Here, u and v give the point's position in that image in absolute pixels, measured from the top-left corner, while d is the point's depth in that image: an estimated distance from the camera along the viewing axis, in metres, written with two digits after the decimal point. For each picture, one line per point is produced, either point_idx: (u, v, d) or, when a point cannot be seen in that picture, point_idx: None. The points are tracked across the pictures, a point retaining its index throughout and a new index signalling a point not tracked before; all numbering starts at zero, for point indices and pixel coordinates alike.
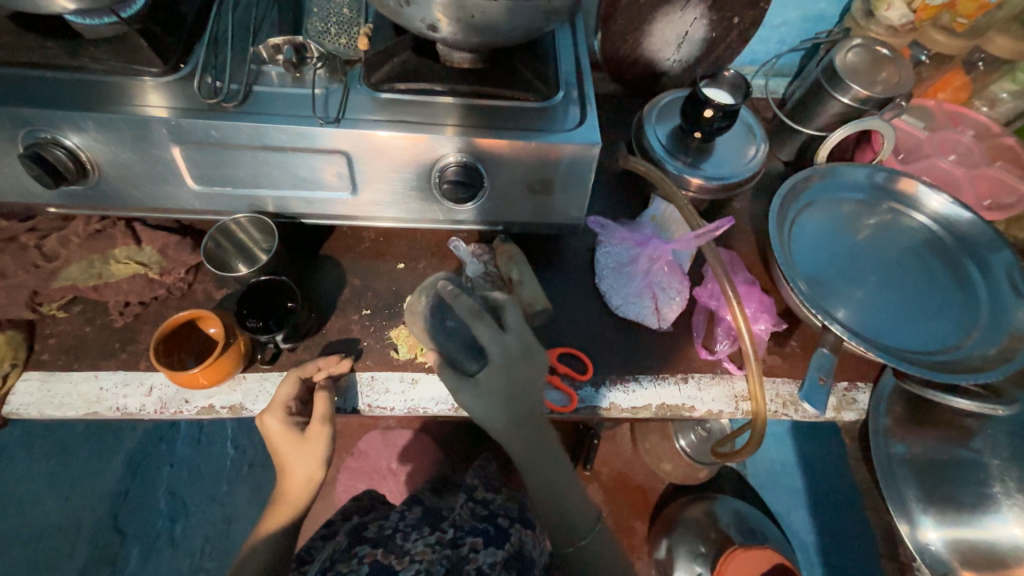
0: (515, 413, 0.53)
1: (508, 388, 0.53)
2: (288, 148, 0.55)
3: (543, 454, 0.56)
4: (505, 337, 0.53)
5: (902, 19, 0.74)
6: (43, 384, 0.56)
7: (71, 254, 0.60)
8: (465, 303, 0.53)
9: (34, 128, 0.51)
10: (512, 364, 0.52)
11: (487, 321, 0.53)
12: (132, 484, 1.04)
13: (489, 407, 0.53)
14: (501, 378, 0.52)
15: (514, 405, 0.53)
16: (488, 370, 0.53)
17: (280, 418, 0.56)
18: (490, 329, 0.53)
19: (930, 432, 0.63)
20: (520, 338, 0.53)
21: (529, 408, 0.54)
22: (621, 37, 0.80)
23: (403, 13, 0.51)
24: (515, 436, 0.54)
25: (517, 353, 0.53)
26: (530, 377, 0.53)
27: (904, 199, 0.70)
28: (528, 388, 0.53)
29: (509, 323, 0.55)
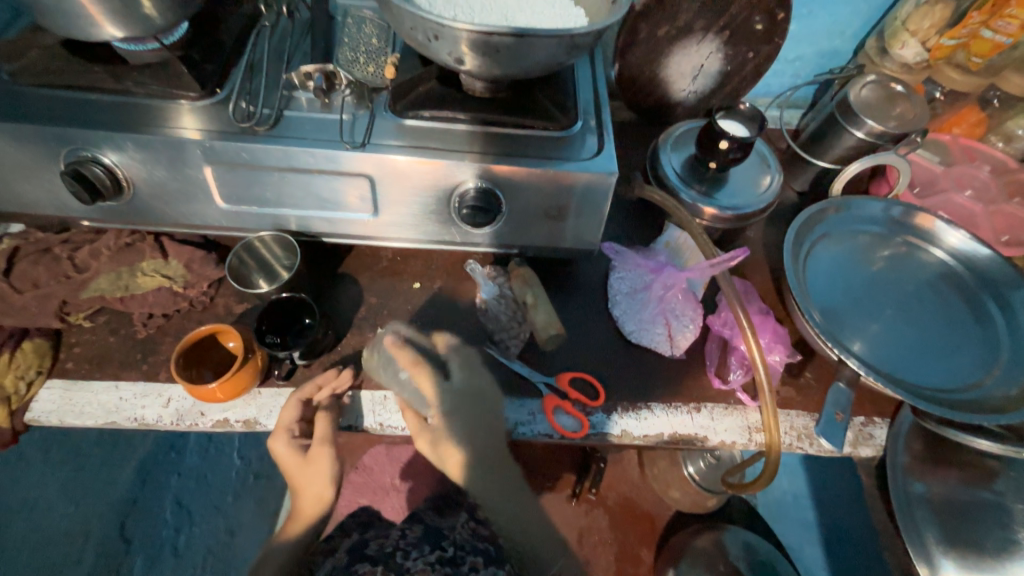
0: (476, 451, 0.57)
1: (463, 428, 0.57)
2: (314, 170, 0.57)
3: (507, 485, 0.60)
4: (444, 386, 0.58)
5: (916, 57, 0.76)
6: (65, 392, 0.57)
7: (100, 266, 0.62)
8: (407, 357, 0.57)
9: (76, 147, 0.54)
10: (461, 406, 0.57)
11: (430, 372, 0.57)
12: (141, 494, 1.02)
13: (452, 447, 0.57)
14: (453, 419, 0.57)
15: (477, 440, 0.57)
16: (440, 416, 0.57)
17: (288, 442, 0.58)
18: (433, 378, 0.58)
19: (950, 472, 0.62)
20: (460, 384, 0.58)
21: (486, 442, 0.58)
22: (638, 68, 0.83)
23: (430, 47, 0.53)
24: (477, 471, 0.58)
25: (469, 390, 0.58)
26: (481, 417, 0.58)
27: (922, 234, 0.70)
28: (482, 426, 0.58)
29: (452, 371, 0.59)
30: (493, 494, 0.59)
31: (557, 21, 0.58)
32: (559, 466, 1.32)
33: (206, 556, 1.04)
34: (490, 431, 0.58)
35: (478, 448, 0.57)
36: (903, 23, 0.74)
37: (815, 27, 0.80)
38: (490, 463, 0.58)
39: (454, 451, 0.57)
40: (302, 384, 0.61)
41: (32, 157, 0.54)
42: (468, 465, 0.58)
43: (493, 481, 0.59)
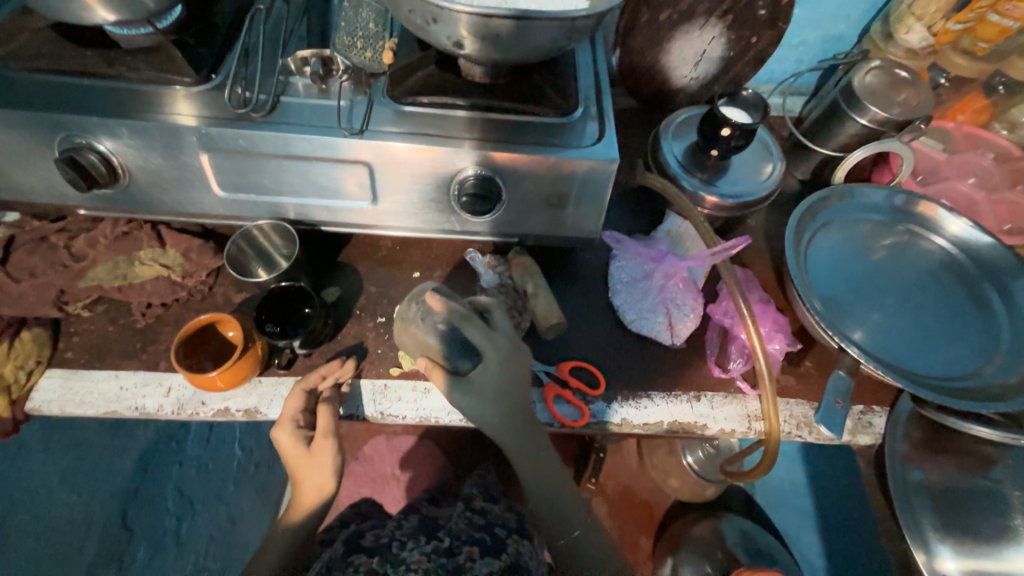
0: (506, 406, 0.56)
1: (498, 384, 0.56)
2: (311, 157, 0.56)
3: (533, 439, 0.59)
4: (493, 336, 0.56)
5: (922, 42, 0.74)
6: (65, 382, 0.57)
7: (98, 255, 0.61)
8: (453, 307, 0.55)
9: (70, 133, 0.53)
10: (504, 360, 0.56)
11: (476, 323, 0.56)
12: (143, 483, 1.02)
13: (482, 405, 0.55)
14: (492, 372, 0.55)
15: (505, 400, 0.56)
16: (480, 368, 0.56)
17: (291, 432, 0.57)
18: (480, 329, 0.56)
19: (947, 460, 0.62)
20: (506, 337, 0.57)
21: (519, 397, 0.57)
22: (640, 53, 0.82)
23: (428, 31, 0.52)
24: (506, 424, 0.57)
25: (507, 349, 0.56)
26: (518, 374, 0.56)
27: (925, 222, 0.69)
28: (516, 381, 0.56)
29: (498, 323, 0.58)
30: (518, 449, 0.59)
31: (558, 4, 0.57)
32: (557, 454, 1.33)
33: (209, 544, 1.04)
34: (521, 387, 0.57)
35: (508, 402, 0.56)
36: (909, 7, 0.73)
37: (820, 12, 0.79)
38: (519, 418, 0.58)
39: (487, 404, 0.56)
40: (302, 373, 0.61)
41: (25, 143, 0.54)
42: (498, 417, 0.56)
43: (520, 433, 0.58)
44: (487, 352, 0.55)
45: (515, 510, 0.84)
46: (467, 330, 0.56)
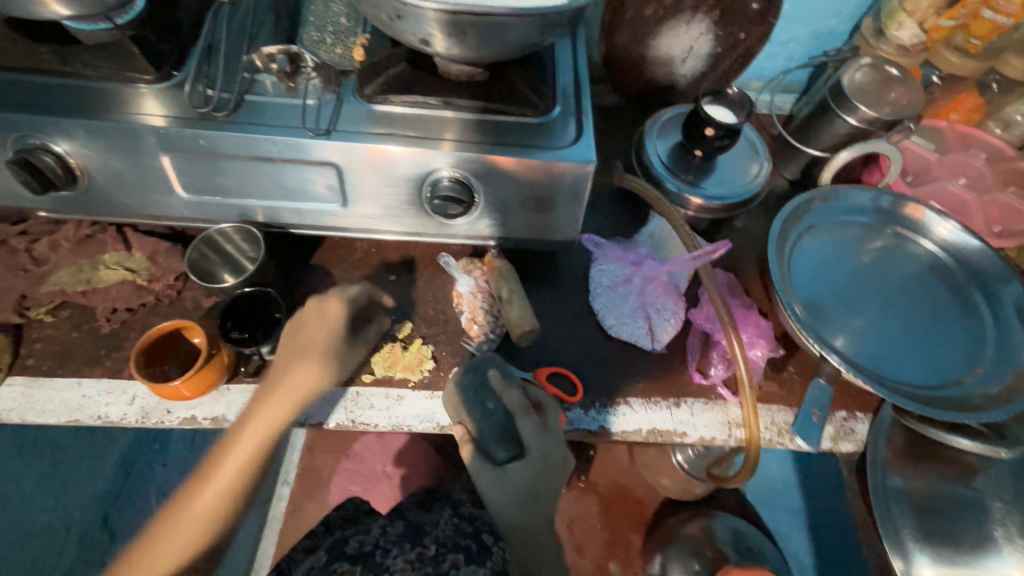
0: (531, 507, 0.55)
1: (533, 484, 0.54)
2: (278, 159, 0.54)
3: (538, 537, 0.58)
4: (548, 439, 0.54)
5: (913, 39, 0.72)
6: (26, 389, 0.56)
7: (59, 258, 0.59)
8: (517, 399, 0.53)
9: (23, 134, 0.51)
10: (548, 466, 0.54)
11: (535, 421, 0.54)
12: (126, 484, 0.95)
13: (507, 496, 0.54)
14: (532, 474, 0.54)
15: (531, 499, 0.55)
16: (523, 466, 0.53)
17: (302, 373, 0.55)
18: (536, 428, 0.54)
19: (930, 467, 0.61)
20: (558, 443, 0.54)
21: (546, 499, 0.56)
22: (625, 50, 0.79)
23: (394, 28, 0.49)
24: (521, 521, 0.56)
25: (555, 456, 0.54)
26: (555, 480, 0.55)
27: (912, 225, 0.68)
28: (548, 484, 0.55)
29: (550, 422, 0.56)
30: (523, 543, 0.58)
31: None
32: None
33: None
34: (551, 492, 0.56)
35: (532, 504, 0.55)
36: (901, 2, 0.71)
37: (810, 6, 0.76)
38: (533, 519, 0.57)
39: (513, 500, 0.55)
40: None
41: None
42: (517, 515, 0.55)
43: (529, 528, 0.57)
44: (534, 452, 0.53)
45: None
46: (523, 424, 0.53)
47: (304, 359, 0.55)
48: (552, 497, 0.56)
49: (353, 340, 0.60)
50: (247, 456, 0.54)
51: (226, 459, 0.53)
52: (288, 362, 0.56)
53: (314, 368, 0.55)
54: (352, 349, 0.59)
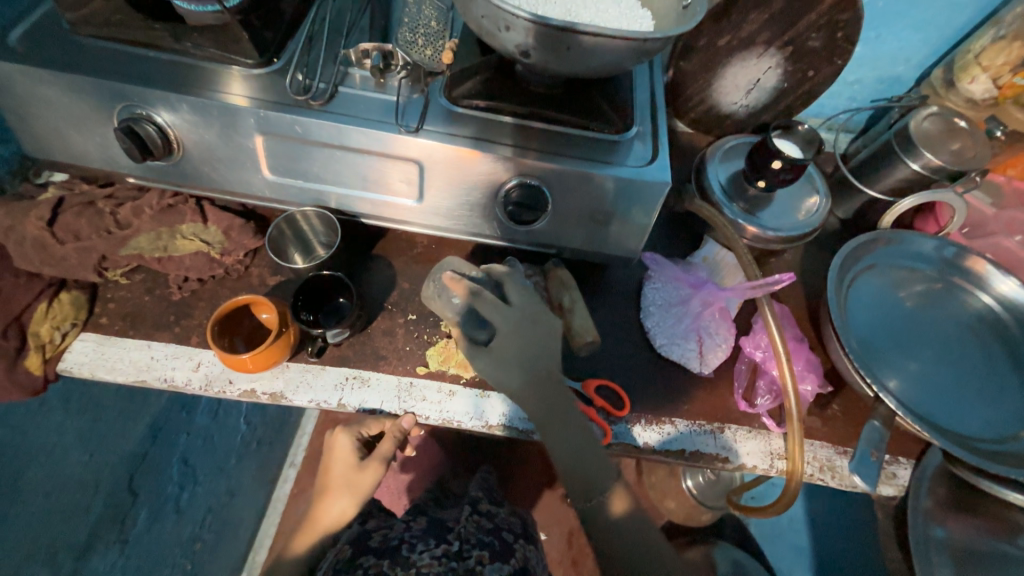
0: (530, 376, 0.56)
1: (519, 351, 0.56)
2: (363, 150, 0.56)
3: (562, 412, 0.57)
4: (507, 310, 0.56)
5: (985, 94, 0.74)
6: (98, 346, 0.58)
7: (141, 224, 0.61)
8: (464, 286, 0.56)
9: (131, 103, 0.53)
10: (521, 329, 0.56)
11: (488, 298, 0.56)
12: (152, 448, 0.89)
13: (503, 373, 0.56)
14: (514, 340, 0.55)
15: (528, 368, 0.56)
16: (498, 339, 0.56)
17: (326, 510, 0.62)
18: (494, 304, 0.56)
19: (971, 520, 0.61)
20: (520, 311, 0.56)
21: (542, 364, 0.56)
22: (692, 76, 0.81)
23: (498, 37, 0.51)
24: (533, 394, 0.56)
25: (523, 321, 0.56)
26: (544, 338, 0.56)
27: (973, 278, 0.68)
28: (536, 347, 0.56)
29: (513, 298, 0.58)
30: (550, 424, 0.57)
31: (623, 22, 0.56)
32: (545, 517, 1.14)
33: (205, 514, 1.03)
34: (542, 350, 0.56)
35: (530, 370, 0.56)
36: (975, 57, 0.72)
37: (881, 51, 0.78)
38: (544, 386, 0.56)
39: (512, 372, 0.56)
40: (331, 363, 0.61)
41: (86, 109, 0.54)
42: (523, 387, 0.56)
43: (548, 405, 0.56)
44: (501, 325, 0.56)
45: (518, 515, 0.86)
46: (480, 307, 0.56)
47: (325, 499, 0.63)
48: (546, 360, 0.56)
49: (364, 461, 0.63)
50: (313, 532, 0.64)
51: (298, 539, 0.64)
52: (319, 497, 0.64)
53: (337, 501, 0.62)
54: (364, 472, 0.62)
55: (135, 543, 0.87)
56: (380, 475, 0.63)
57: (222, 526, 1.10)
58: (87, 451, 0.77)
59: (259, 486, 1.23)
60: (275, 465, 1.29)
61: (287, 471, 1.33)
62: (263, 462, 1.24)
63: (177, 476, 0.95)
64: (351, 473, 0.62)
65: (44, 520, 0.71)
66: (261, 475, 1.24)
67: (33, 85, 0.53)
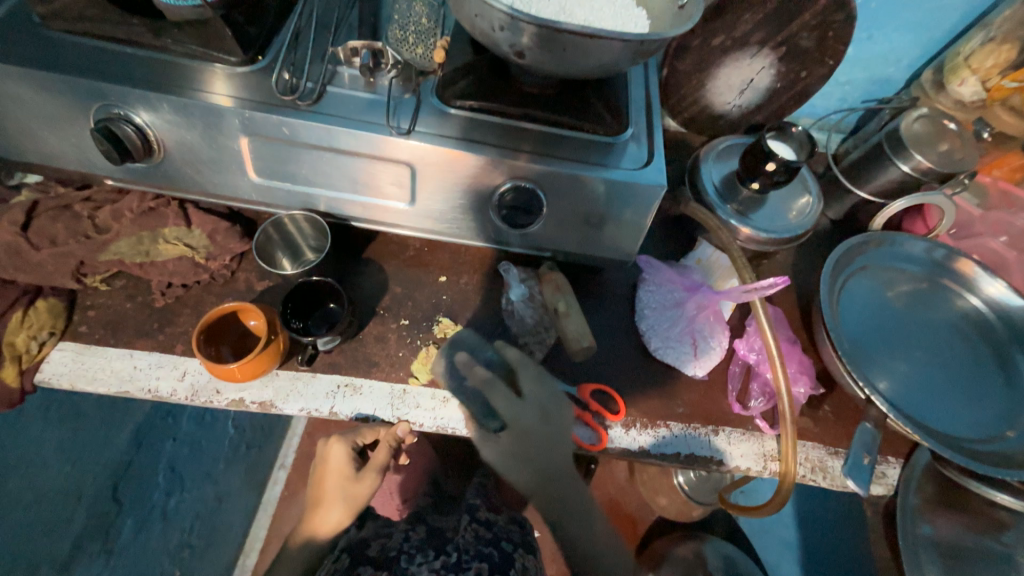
0: (538, 472, 0.55)
1: (525, 449, 0.54)
2: (354, 153, 0.54)
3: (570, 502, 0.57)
4: (517, 405, 0.54)
5: (973, 95, 0.74)
6: (78, 356, 0.56)
7: (121, 228, 0.59)
8: (477, 374, 0.54)
9: (108, 103, 0.51)
10: (529, 430, 0.54)
11: (499, 389, 0.54)
12: (137, 455, 0.87)
13: (511, 468, 0.56)
14: (526, 439, 0.54)
15: (534, 468, 0.55)
16: (509, 432, 0.54)
17: (322, 521, 0.61)
18: (506, 395, 0.54)
19: (956, 516, 0.62)
20: (533, 407, 0.54)
21: (552, 461, 0.55)
22: (686, 76, 0.80)
23: (491, 37, 0.50)
24: (539, 486, 0.56)
25: (534, 422, 0.54)
26: (552, 440, 0.55)
27: (961, 279, 0.69)
28: (546, 444, 0.54)
29: (526, 388, 0.55)
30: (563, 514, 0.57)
31: (618, 20, 0.55)
32: (538, 517, 1.14)
33: (193, 521, 1.02)
34: (551, 449, 0.55)
35: (540, 467, 0.55)
36: (965, 59, 0.72)
37: (872, 52, 0.78)
38: (554, 479, 0.56)
39: (519, 466, 0.55)
40: (322, 371, 0.60)
41: (60, 109, 0.52)
42: (532, 481, 0.56)
43: (554, 496, 0.57)
44: (510, 420, 0.54)
45: (518, 522, 0.85)
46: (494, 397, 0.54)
47: (320, 509, 0.62)
48: (558, 457, 0.55)
49: (361, 471, 0.61)
50: (304, 544, 0.63)
51: (287, 553, 0.63)
52: (313, 508, 0.62)
53: (333, 512, 0.61)
54: (360, 482, 0.61)
55: (121, 553, 0.85)
56: (378, 484, 0.62)
57: (211, 531, 1.08)
58: (69, 460, 0.75)
59: (248, 490, 1.21)
60: (264, 468, 1.27)
61: (277, 473, 1.31)
62: (252, 466, 1.22)
63: (163, 482, 0.93)
64: (346, 483, 0.61)
65: (25, 532, 0.69)
66: (250, 478, 1.22)
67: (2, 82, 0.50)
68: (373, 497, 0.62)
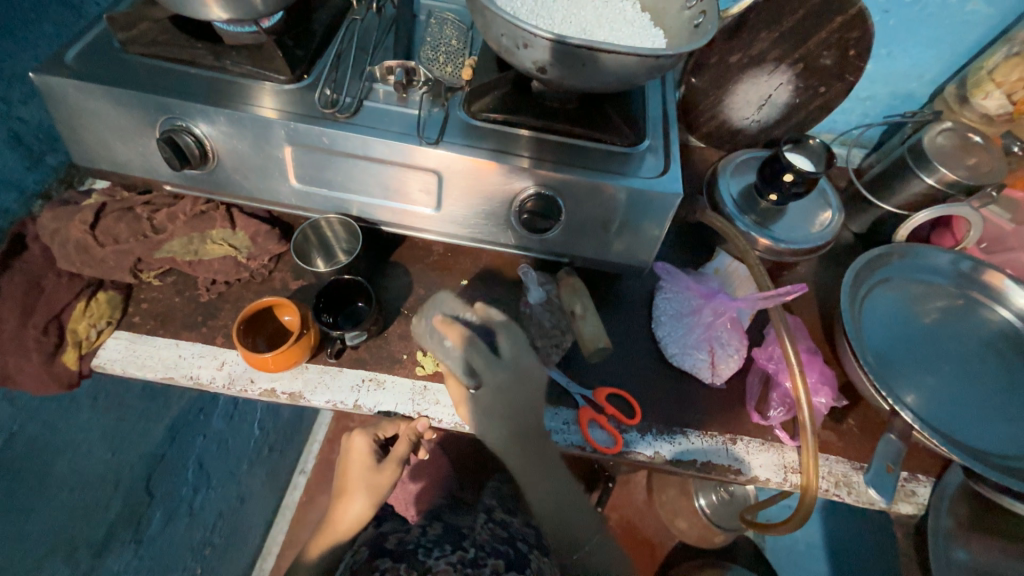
0: (512, 431, 0.59)
1: (503, 407, 0.58)
2: (386, 161, 0.59)
3: (538, 458, 0.60)
4: (494, 364, 0.57)
5: (998, 109, 0.74)
6: (130, 344, 0.61)
7: (175, 229, 0.65)
8: (457, 333, 0.57)
9: (172, 116, 0.57)
10: (506, 387, 0.57)
11: (478, 348, 0.58)
12: (169, 449, 0.92)
13: (488, 423, 0.59)
14: (500, 398, 0.57)
15: (510, 423, 0.58)
16: (483, 389, 0.58)
17: (346, 511, 0.64)
18: (483, 355, 0.58)
19: (993, 542, 0.60)
20: (508, 366, 0.58)
21: (525, 421, 0.58)
22: (703, 92, 0.82)
23: (515, 54, 0.54)
24: (513, 443, 0.60)
25: (507, 379, 0.57)
26: (524, 401, 0.58)
27: (989, 292, 0.67)
28: (519, 407, 0.58)
29: (504, 350, 0.59)
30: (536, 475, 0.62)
31: (636, 39, 0.58)
32: None
33: (217, 519, 1.05)
34: (528, 406, 0.58)
35: (515, 424, 0.58)
36: (989, 73, 0.73)
37: (892, 68, 0.79)
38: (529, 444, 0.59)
39: (494, 424, 0.59)
40: (349, 366, 0.63)
41: (131, 121, 0.58)
42: (504, 437, 0.59)
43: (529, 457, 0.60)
44: (488, 377, 0.58)
45: (532, 525, 0.85)
46: (467, 354, 0.58)
47: (345, 501, 0.64)
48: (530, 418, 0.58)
49: (381, 463, 0.63)
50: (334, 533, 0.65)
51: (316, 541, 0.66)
52: (337, 498, 0.65)
53: (355, 503, 0.63)
54: (381, 473, 0.63)
55: (149, 543, 0.89)
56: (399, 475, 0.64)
57: (232, 530, 1.11)
58: (110, 449, 0.80)
59: (269, 493, 1.24)
60: (285, 472, 1.31)
61: (297, 479, 1.34)
62: (274, 468, 1.25)
63: (192, 477, 0.97)
64: (368, 474, 0.63)
65: (67, 512, 0.74)
66: (272, 482, 1.26)
67: (84, 98, 0.57)
68: (392, 488, 0.65)
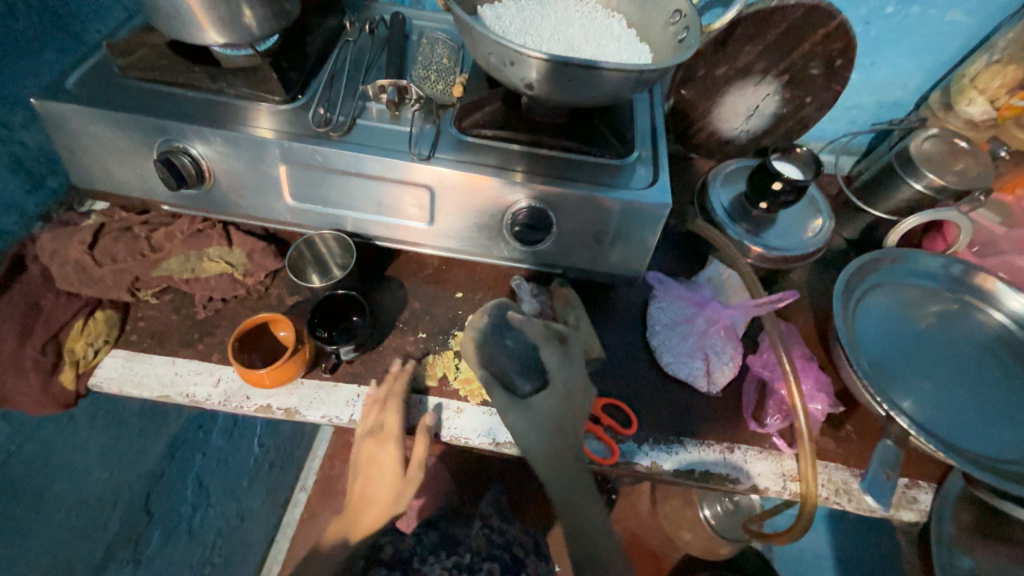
0: (557, 444, 0.58)
1: (557, 416, 0.58)
2: (378, 177, 0.60)
3: (570, 471, 0.58)
4: (566, 365, 0.60)
5: (983, 115, 0.75)
6: (127, 362, 0.62)
7: (173, 249, 0.65)
8: (538, 329, 0.62)
9: (169, 138, 0.58)
10: (567, 395, 0.59)
11: (554, 347, 0.61)
12: (169, 466, 0.91)
13: (535, 432, 0.58)
14: (556, 402, 0.58)
15: (557, 435, 0.58)
16: (544, 392, 0.59)
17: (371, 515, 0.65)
18: (557, 355, 0.61)
19: (996, 548, 0.59)
20: (575, 370, 0.60)
21: (572, 436, 0.58)
22: (692, 103, 0.83)
23: (503, 71, 0.55)
24: (551, 458, 0.58)
25: (575, 384, 0.59)
26: (580, 414, 0.58)
27: (981, 295, 0.68)
28: (571, 417, 0.58)
29: (572, 351, 0.62)
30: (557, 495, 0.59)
31: (622, 55, 0.60)
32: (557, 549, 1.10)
33: (216, 538, 1.04)
34: (577, 421, 0.58)
35: (559, 437, 0.58)
36: (972, 80, 0.74)
37: (877, 77, 0.81)
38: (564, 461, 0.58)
39: (539, 435, 0.58)
40: (345, 380, 0.63)
41: (129, 143, 0.59)
42: (545, 452, 0.58)
43: (563, 476, 0.59)
44: (557, 378, 0.59)
45: (532, 538, 0.84)
46: (545, 352, 0.61)
47: (359, 512, 0.65)
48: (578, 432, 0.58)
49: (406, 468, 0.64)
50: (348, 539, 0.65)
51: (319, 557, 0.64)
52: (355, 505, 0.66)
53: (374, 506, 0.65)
54: (407, 478, 0.64)
55: (148, 563, 0.88)
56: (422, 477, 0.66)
57: (232, 549, 1.10)
58: (108, 466, 0.80)
59: (268, 510, 1.23)
60: (285, 488, 1.30)
61: (298, 495, 1.33)
62: (274, 484, 1.25)
63: (192, 495, 0.96)
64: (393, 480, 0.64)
65: (65, 532, 0.73)
66: (272, 499, 1.25)
67: (84, 122, 0.58)
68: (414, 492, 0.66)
